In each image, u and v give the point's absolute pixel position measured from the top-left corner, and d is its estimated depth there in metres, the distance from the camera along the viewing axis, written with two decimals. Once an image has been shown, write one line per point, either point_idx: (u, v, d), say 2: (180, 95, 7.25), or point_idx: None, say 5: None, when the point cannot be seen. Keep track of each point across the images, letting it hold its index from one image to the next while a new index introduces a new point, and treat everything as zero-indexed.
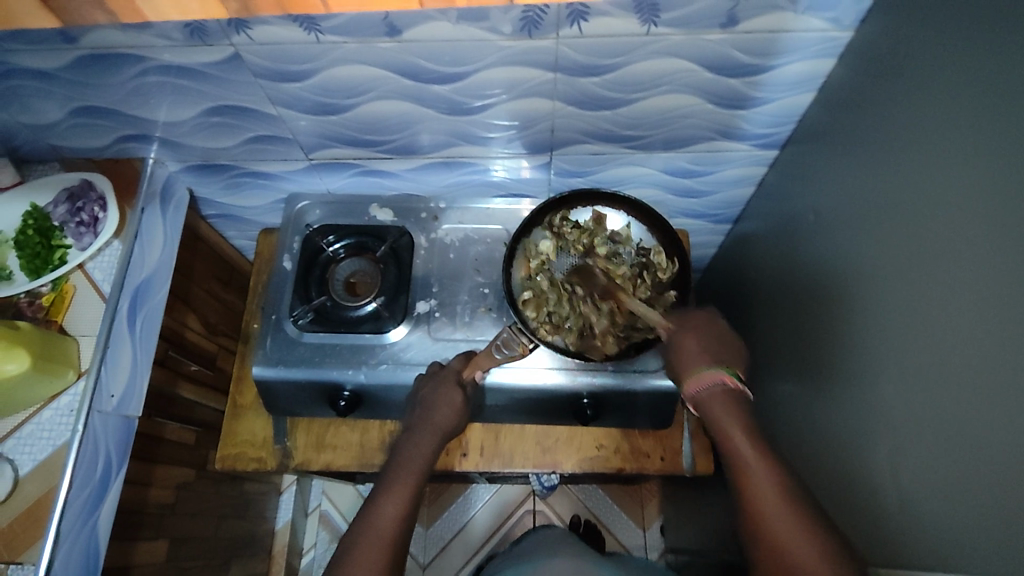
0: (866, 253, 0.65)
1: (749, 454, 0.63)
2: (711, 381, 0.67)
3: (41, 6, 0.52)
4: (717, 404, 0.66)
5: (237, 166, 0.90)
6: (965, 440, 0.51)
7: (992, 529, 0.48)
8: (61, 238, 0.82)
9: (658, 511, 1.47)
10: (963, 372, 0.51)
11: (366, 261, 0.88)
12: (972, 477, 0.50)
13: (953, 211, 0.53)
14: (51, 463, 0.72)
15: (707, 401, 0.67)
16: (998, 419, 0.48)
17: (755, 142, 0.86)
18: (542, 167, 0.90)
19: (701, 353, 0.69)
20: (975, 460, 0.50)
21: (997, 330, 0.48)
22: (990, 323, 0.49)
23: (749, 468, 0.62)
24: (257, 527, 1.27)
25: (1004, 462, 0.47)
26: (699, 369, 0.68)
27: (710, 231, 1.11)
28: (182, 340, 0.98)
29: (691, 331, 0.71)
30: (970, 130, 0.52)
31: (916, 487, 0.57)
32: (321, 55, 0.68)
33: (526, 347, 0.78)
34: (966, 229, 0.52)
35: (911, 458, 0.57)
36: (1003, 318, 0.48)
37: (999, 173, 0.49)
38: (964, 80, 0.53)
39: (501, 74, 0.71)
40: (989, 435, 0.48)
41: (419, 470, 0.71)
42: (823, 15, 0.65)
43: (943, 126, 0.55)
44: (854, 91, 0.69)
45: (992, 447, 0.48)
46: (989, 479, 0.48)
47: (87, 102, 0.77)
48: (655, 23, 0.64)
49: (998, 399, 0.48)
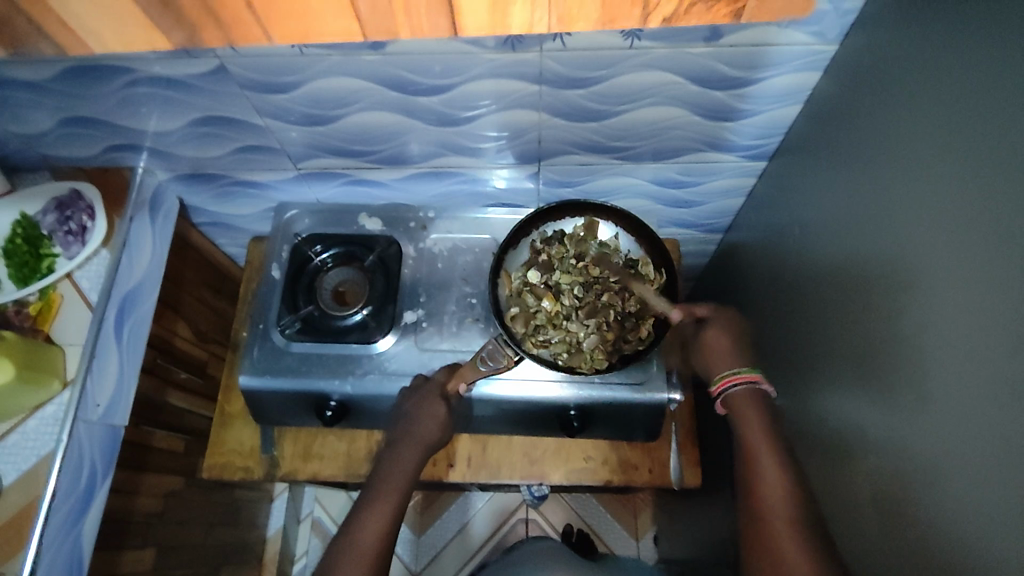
0: (855, 242, 0.65)
1: (767, 468, 0.63)
2: (744, 380, 0.68)
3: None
4: (745, 408, 0.67)
5: (227, 176, 0.90)
6: (954, 454, 0.50)
7: (985, 512, 0.47)
8: (50, 246, 0.81)
9: (650, 520, 1.46)
10: (953, 353, 0.50)
11: (355, 270, 0.88)
12: (962, 491, 0.49)
13: (941, 195, 0.53)
14: (36, 472, 0.72)
15: (736, 403, 0.68)
16: (992, 401, 0.47)
17: (743, 154, 0.86)
18: (530, 177, 0.90)
19: (732, 353, 0.71)
20: (966, 473, 0.49)
21: (988, 340, 0.47)
22: (981, 334, 0.48)
23: (766, 481, 0.63)
24: (248, 533, 1.27)
25: (996, 476, 0.46)
26: (732, 369, 0.69)
27: (700, 241, 1.10)
28: (172, 348, 0.98)
29: (725, 331, 0.72)
30: (954, 123, 0.52)
31: (903, 500, 0.56)
32: (306, 67, 0.68)
33: (511, 359, 0.77)
34: (955, 222, 0.51)
35: (902, 440, 0.56)
36: (995, 330, 0.47)
37: (986, 173, 0.48)
38: (947, 78, 0.53)
39: (486, 86, 0.71)
40: (980, 450, 0.47)
41: (402, 483, 0.71)
42: (807, 30, 0.65)
43: (929, 122, 0.55)
44: (840, 103, 0.69)
45: (983, 459, 0.47)
46: (979, 494, 0.47)
47: (76, 112, 0.77)
48: (638, 36, 0.64)
49: (990, 412, 0.47)
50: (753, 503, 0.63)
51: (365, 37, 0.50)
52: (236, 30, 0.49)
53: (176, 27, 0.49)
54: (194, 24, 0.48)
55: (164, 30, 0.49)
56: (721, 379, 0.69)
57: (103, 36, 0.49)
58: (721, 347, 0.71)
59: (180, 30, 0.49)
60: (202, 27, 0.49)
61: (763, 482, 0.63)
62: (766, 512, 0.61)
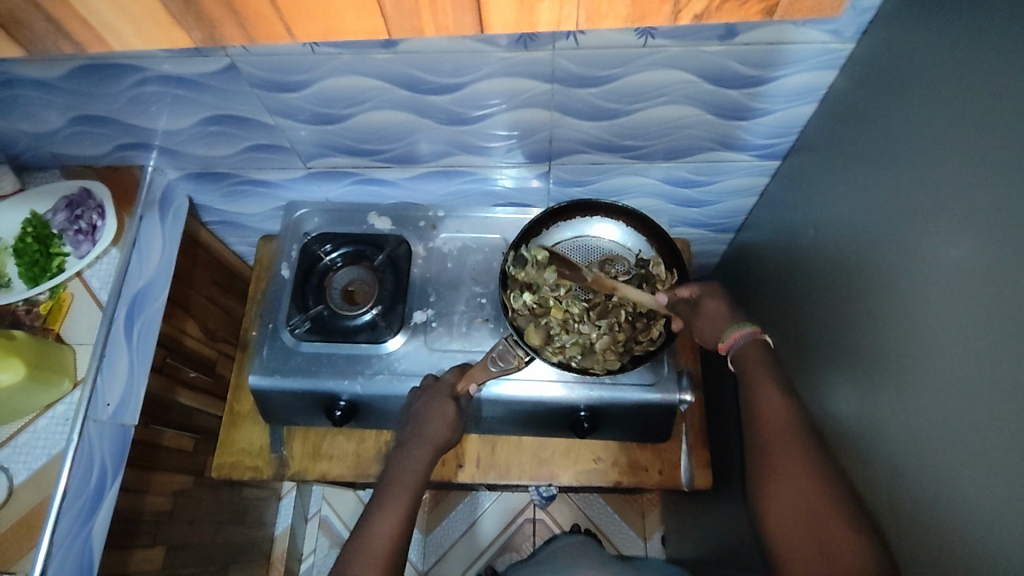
0: (866, 239, 0.65)
1: (773, 410, 0.60)
2: (742, 334, 0.66)
3: (5, 35, 0.49)
4: (750, 359, 0.64)
5: (236, 175, 0.90)
6: (962, 458, 0.50)
7: (992, 508, 0.47)
8: (60, 246, 0.81)
9: (658, 520, 1.45)
10: (963, 350, 0.50)
11: (364, 270, 0.87)
12: (969, 494, 0.49)
13: (952, 194, 0.52)
14: (46, 471, 0.72)
15: (740, 350, 0.66)
16: (999, 397, 0.46)
17: (756, 153, 0.85)
18: (541, 176, 0.89)
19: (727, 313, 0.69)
20: (972, 477, 0.49)
21: (997, 344, 0.47)
22: (989, 327, 0.48)
23: (773, 423, 0.59)
24: (256, 532, 1.27)
25: (1003, 482, 0.46)
26: (733, 326, 0.67)
27: (711, 241, 1.10)
28: (181, 347, 0.98)
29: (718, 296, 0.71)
30: (967, 121, 0.51)
31: (909, 501, 0.56)
32: (317, 66, 0.67)
33: (522, 360, 0.76)
34: (965, 220, 0.51)
35: (911, 434, 0.56)
36: (1004, 335, 0.46)
37: (999, 173, 0.48)
38: (962, 76, 0.52)
39: (498, 84, 0.70)
40: (988, 454, 0.47)
41: (413, 483, 0.70)
42: (823, 28, 0.64)
43: (942, 120, 0.54)
44: (855, 101, 0.68)
45: (990, 464, 0.47)
46: (987, 498, 0.47)
47: (86, 111, 0.77)
48: (652, 35, 0.63)
49: (997, 417, 0.47)
50: (761, 446, 0.59)
51: (389, 35, 0.50)
52: (257, 27, 0.49)
53: (197, 26, 0.49)
54: (213, 22, 0.49)
55: (185, 28, 0.50)
56: (729, 336, 0.66)
57: (128, 36, 0.49)
58: (717, 312, 0.69)
59: (200, 29, 0.49)
60: (221, 23, 0.49)
61: (766, 410, 0.60)
62: (774, 453, 0.57)
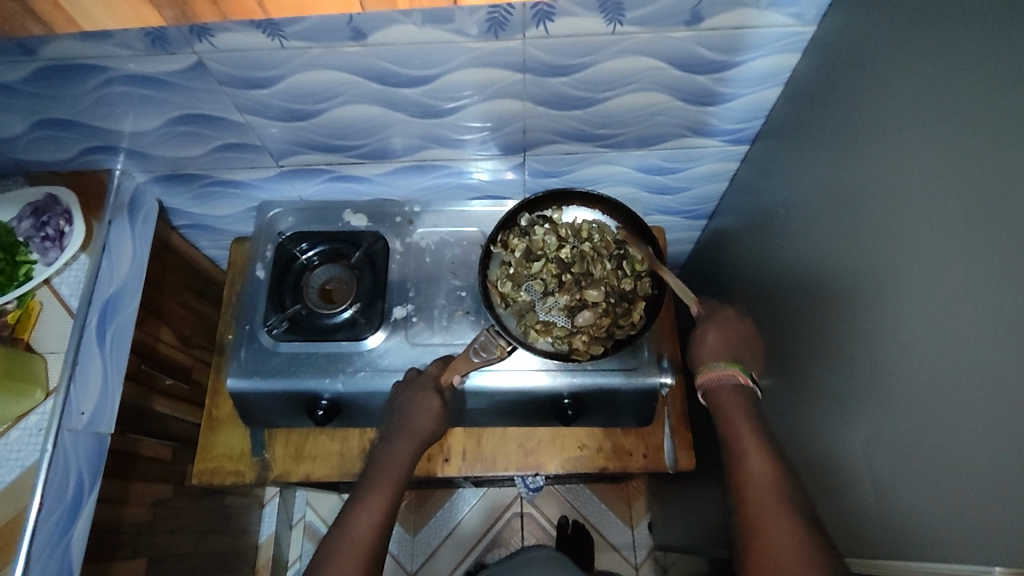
0: (842, 214, 0.66)
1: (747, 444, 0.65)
2: (723, 375, 0.71)
3: None
4: (726, 402, 0.69)
5: (207, 176, 0.89)
6: (954, 446, 0.50)
7: (987, 479, 0.47)
8: (27, 253, 0.79)
9: (644, 509, 1.47)
10: (951, 321, 0.50)
11: (341, 268, 0.87)
12: (963, 488, 0.49)
13: (932, 165, 0.53)
14: (19, 485, 0.69)
15: (713, 394, 0.71)
16: (993, 366, 0.46)
17: (725, 138, 0.87)
18: (516, 168, 0.90)
19: (718, 349, 0.73)
20: (966, 460, 0.48)
21: (987, 328, 0.47)
22: (976, 294, 0.48)
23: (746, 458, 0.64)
24: (239, 540, 1.25)
25: (995, 470, 0.46)
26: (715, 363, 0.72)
27: (685, 228, 1.11)
28: (156, 354, 0.96)
29: (714, 325, 0.74)
30: (944, 91, 0.52)
31: (901, 491, 0.56)
32: (287, 61, 0.67)
33: (504, 349, 0.77)
34: (949, 191, 0.51)
35: (895, 412, 0.56)
36: (992, 329, 0.46)
37: (981, 141, 0.48)
38: (934, 45, 0.53)
39: (470, 76, 0.71)
40: (982, 433, 0.47)
41: (396, 477, 0.71)
42: (785, 11, 0.66)
43: (918, 90, 0.55)
44: (819, 84, 0.70)
45: (984, 445, 0.47)
46: (982, 475, 0.47)
47: (50, 114, 0.75)
48: (621, 22, 0.64)
49: (986, 399, 0.47)
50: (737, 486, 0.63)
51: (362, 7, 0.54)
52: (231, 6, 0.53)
53: (170, 5, 0.52)
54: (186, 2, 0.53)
55: (157, 7, 0.53)
56: (704, 372, 0.72)
57: (97, 13, 0.53)
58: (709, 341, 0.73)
59: (171, 7, 0.53)
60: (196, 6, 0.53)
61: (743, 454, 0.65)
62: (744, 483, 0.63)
